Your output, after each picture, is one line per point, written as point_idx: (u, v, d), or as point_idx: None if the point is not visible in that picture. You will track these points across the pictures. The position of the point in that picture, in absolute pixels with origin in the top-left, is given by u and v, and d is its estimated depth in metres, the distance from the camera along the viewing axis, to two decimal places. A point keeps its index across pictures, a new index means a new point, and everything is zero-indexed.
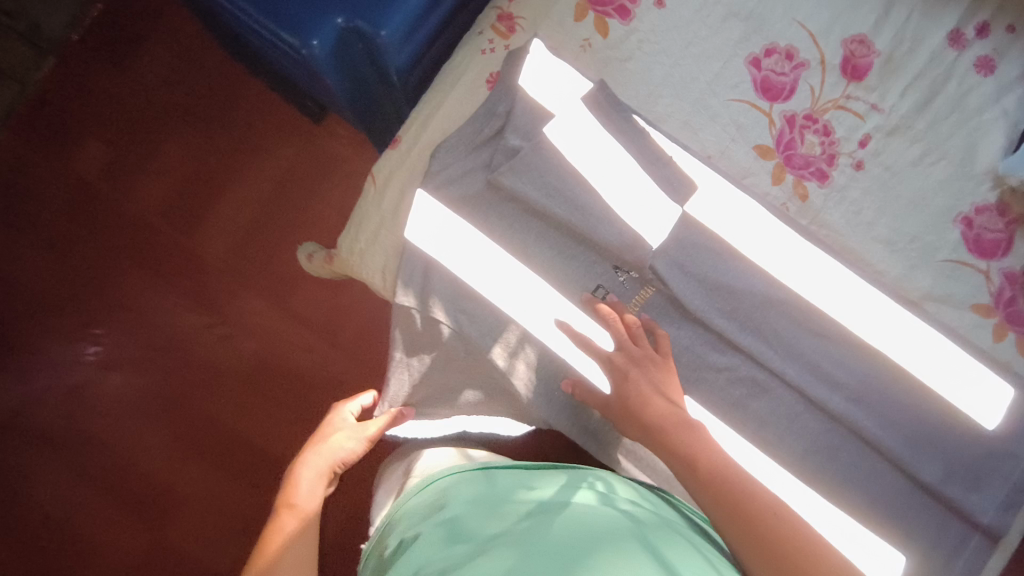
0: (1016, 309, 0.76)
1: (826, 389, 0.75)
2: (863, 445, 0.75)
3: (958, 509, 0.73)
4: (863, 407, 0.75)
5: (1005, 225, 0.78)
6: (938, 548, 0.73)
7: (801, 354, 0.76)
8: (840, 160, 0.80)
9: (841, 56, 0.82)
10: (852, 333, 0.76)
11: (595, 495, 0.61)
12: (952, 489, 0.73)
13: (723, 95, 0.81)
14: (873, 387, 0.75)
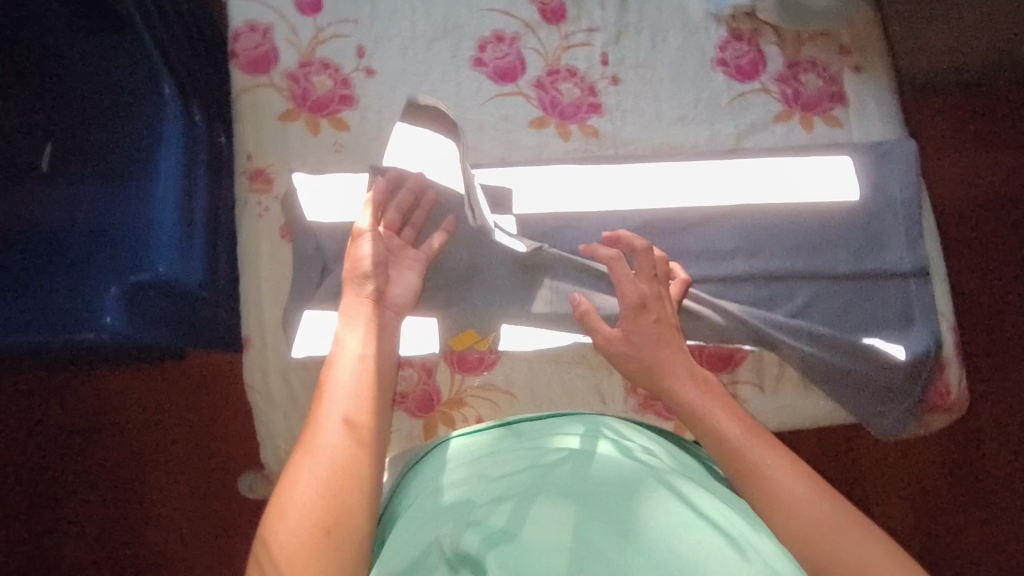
0: (803, 98, 0.85)
1: (729, 260, 0.80)
2: (789, 281, 0.80)
3: (886, 272, 0.80)
4: (765, 254, 0.80)
5: (748, 45, 0.86)
6: (898, 312, 0.79)
7: (687, 249, 0.80)
8: (598, 86, 0.85)
9: (536, 11, 0.86)
10: (714, 208, 0.81)
11: (614, 442, 0.57)
12: (871, 262, 0.80)
13: (475, 104, 0.84)
14: (759, 234, 0.80)
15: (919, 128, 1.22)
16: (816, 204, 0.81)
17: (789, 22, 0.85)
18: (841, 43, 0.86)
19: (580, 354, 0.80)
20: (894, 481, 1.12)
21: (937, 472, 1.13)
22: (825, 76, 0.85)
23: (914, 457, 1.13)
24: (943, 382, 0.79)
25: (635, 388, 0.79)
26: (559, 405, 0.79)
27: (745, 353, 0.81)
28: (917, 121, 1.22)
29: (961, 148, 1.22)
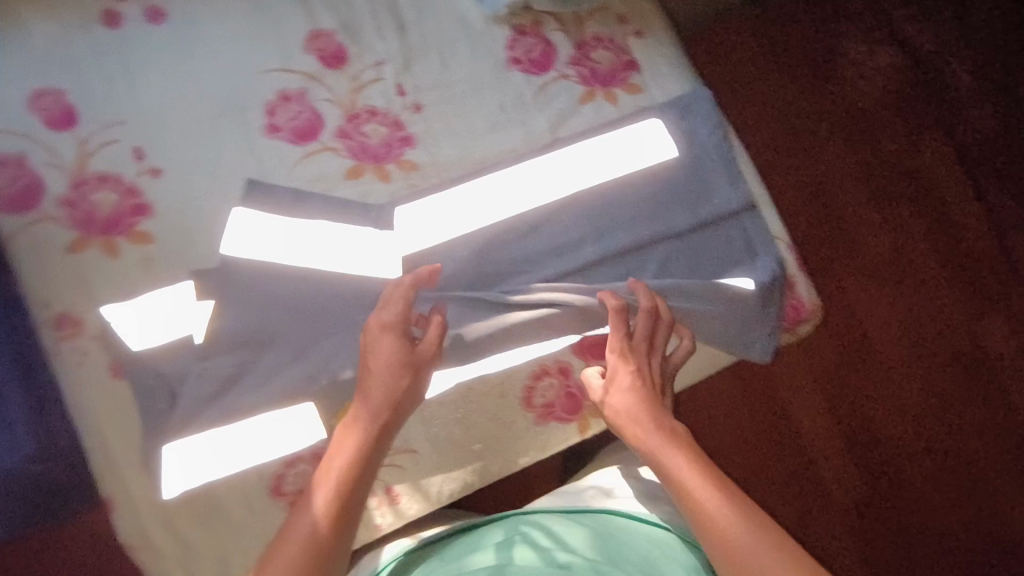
0: (600, 74, 0.87)
1: (580, 249, 0.81)
2: (639, 252, 0.82)
3: (722, 216, 0.84)
4: (610, 232, 0.82)
5: (534, 37, 0.86)
6: (741, 249, 0.84)
7: (538, 253, 0.80)
8: (402, 118, 0.82)
9: (315, 59, 0.81)
10: (550, 204, 0.82)
11: (532, 546, 0.67)
12: (707, 210, 0.84)
13: (282, 172, 0.79)
14: (599, 216, 0.82)
15: (728, 56, 1.30)
16: (641, 171, 0.84)
17: (565, 6, 0.86)
18: (618, 13, 0.88)
19: (471, 387, 0.80)
20: (796, 377, 1.27)
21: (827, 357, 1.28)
22: (614, 47, 0.87)
23: (806, 351, 1.28)
24: (796, 298, 0.86)
25: (531, 400, 0.81)
26: (466, 441, 0.81)
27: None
28: (724, 49, 1.30)
29: (768, 60, 1.30)
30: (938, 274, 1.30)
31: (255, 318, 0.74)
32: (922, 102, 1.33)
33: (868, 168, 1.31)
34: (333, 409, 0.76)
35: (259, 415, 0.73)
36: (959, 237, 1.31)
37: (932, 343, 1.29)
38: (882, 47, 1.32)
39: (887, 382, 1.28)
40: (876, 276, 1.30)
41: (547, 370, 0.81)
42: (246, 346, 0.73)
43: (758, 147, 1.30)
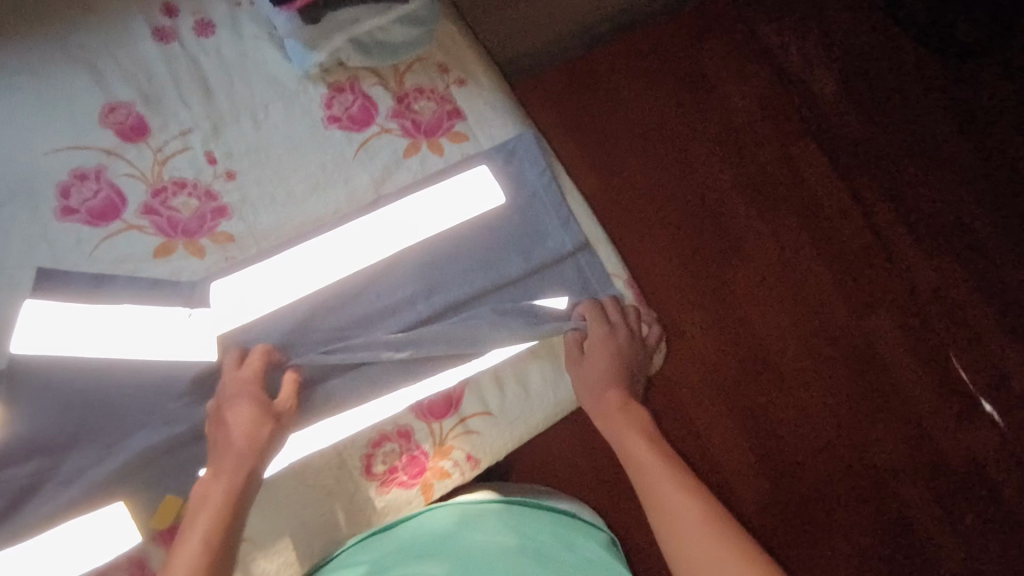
0: (423, 125, 0.85)
1: (412, 305, 0.79)
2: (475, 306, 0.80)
3: (555, 260, 0.84)
4: (442, 283, 0.80)
5: (352, 92, 0.83)
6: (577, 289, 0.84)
7: (367, 316, 0.78)
8: (214, 189, 0.78)
9: (113, 134, 0.77)
10: (376, 265, 0.79)
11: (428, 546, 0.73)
12: (541, 255, 0.83)
13: (81, 258, 0.74)
14: (430, 268, 0.80)
15: (598, 82, 1.38)
16: (470, 220, 0.83)
17: (382, 60, 0.84)
18: (439, 63, 0.87)
19: (305, 463, 0.76)
20: (693, 381, 1.30)
21: (726, 365, 1.30)
22: (436, 97, 0.86)
23: (704, 360, 1.30)
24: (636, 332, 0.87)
25: (372, 468, 0.79)
26: (311, 519, 0.77)
27: (464, 390, 0.82)
28: (597, 75, 1.38)
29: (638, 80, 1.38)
30: (827, 275, 1.33)
31: (51, 420, 0.68)
32: (791, 112, 1.38)
33: (745, 178, 1.36)
34: (147, 508, 0.71)
35: (63, 526, 0.68)
36: (844, 239, 1.34)
37: (828, 344, 1.31)
38: (746, 64, 1.39)
39: (787, 386, 1.30)
40: (765, 284, 1.33)
41: (386, 435, 0.79)
42: (44, 451, 0.68)
43: (634, 161, 1.36)
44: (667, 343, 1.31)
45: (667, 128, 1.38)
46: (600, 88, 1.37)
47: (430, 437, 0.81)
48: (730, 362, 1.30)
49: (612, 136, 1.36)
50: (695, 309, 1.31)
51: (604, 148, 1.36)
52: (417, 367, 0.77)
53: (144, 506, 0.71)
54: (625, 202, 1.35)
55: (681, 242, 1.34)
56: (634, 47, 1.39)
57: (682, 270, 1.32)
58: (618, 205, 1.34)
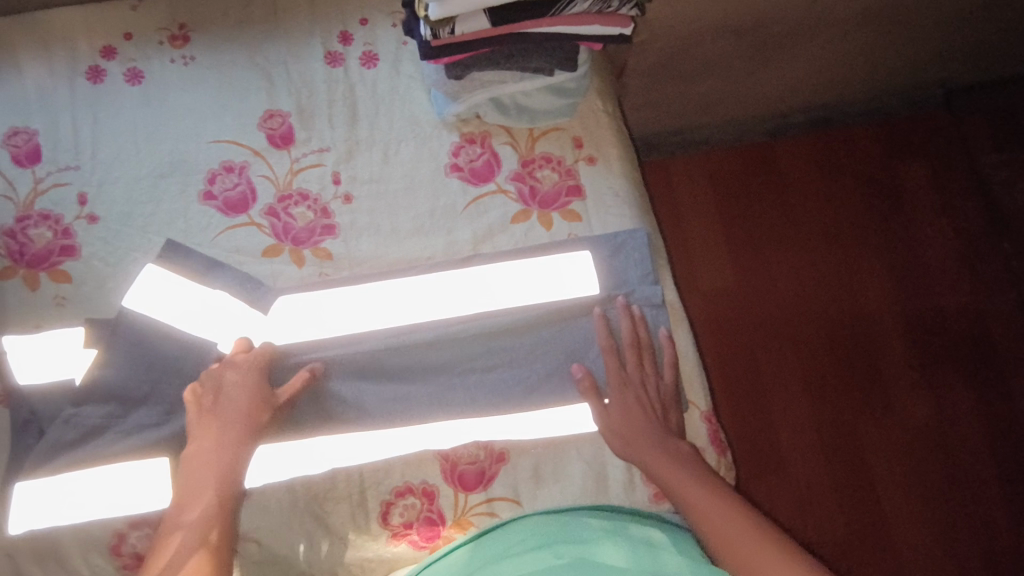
0: (540, 195, 0.83)
1: (460, 366, 0.78)
2: (526, 364, 0.78)
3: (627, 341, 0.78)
4: (501, 353, 0.78)
5: (482, 147, 0.85)
6: None
7: (430, 361, 0.78)
8: (331, 207, 0.83)
9: (264, 137, 0.85)
10: (448, 317, 0.78)
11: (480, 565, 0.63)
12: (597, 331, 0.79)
13: (204, 239, 0.81)
14: (494, 339, 0.78)
15: (781, 171, 1.32)
16: (555, 301, 0.79)
17: (518, 121, 0.85)
18: (574, 136, 0.86)
19: (328, 483, 0.75)
20: (798, 523, 1.17)
21: (839, 507, 1.18)
22: (560, 170, 0.84)
23: (816, 494, 1.18)
24: None
25: (388, 517, 0.75)
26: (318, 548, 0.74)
27: (505, 452, 0.77)
28: (779, 164, 1.32)
29: (820, 190, 1.32)
30: (981, 447, 1.21)
31: (133, 374, 0.76)
32: (982, 264, 1.29)
33: (914, 316, 1.27)
34: None
35: (108, 465, 0.73)
36: (1008, 414, 1.23)
37: (963, 523, 1.17)
38: (947, 199, 1.32)
39: (904, 553, 1.16)
40: (907, 435, 1.21)
41: (411, 489, 0.76)
42: (119, 401, 0.75)
43: (791, 269, 1.28)
44: (777, 471, 1.20)
45: (844, 236, 1.30)
46: (774, 186, 1.31)
47: (453, 507, 0.76)
48: (846, 504, 1.18)
49: (779, 229, 1.30)
50: (817, 445, 1.21)
51: (767, 240, 1.29)
52: (462, 412, 0.77)
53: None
54: (768, 307, 1.26)
55: (827, 360, 1.24)
56: (831, 145, 1.34)
57: (817, 392, 1.23)
58: (765, 300, 1.26)
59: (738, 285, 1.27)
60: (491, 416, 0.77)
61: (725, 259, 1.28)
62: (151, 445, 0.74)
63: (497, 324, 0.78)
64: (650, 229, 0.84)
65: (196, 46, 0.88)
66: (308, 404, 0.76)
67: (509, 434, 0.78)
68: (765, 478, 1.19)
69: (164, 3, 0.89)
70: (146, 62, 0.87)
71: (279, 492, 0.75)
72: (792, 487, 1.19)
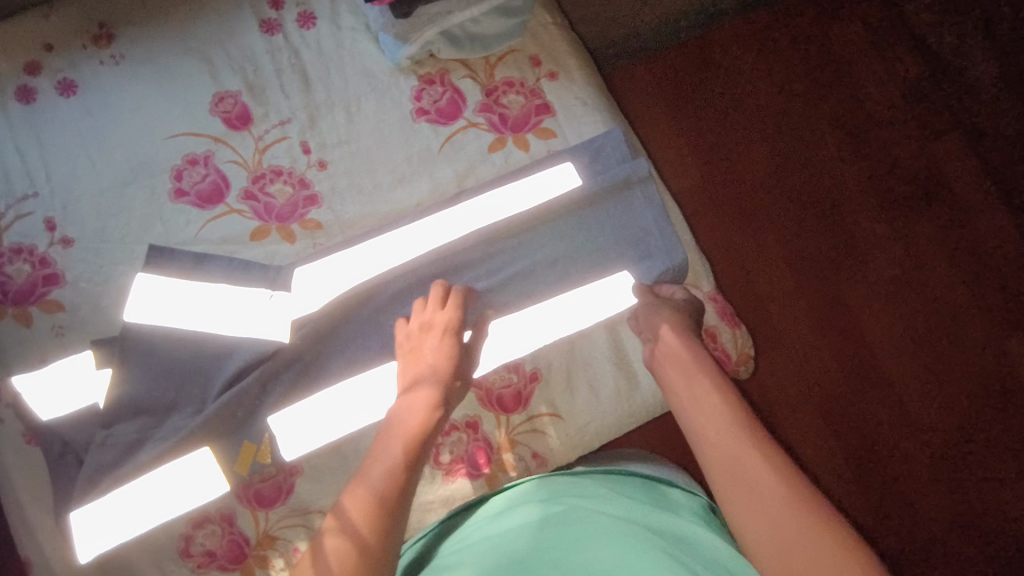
0: (510, 120, 0.83)
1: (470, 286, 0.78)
2: (536, 281, 0.78)
3: (630, 218, 0.80)
4: (500, 266, 0.78)
5: (442, 86, 0.84)
6: (659, 246, 0.80)
7: None
8: (307, 177, 0.82)
9: (222, 121, 0.82)
10: (447, 242, 0.79)
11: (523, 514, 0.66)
12: (595, 222, 0.80)
13: (191, 236, 0.80)
14: (493, 249, 0.78)
15: (730, 58, 1.32)
16: (550, 202, 0.80)
17: (473, 52, 0.83)
18: (530, 55, 0.85)
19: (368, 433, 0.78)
20: (802, 385, 1.19)
21: (846, 368, 1.20)
22: (525, 91, 0.84)
23: (822, 360, 1.20)
24: (719, 348, 0.82)
25: (439, 457, 0.77)
26: None
27: (536, 371, 0.79)
28: (723, 50, 1.32)
29: (763, 66, 1.32)
30: (961, 281, 1.24)
31: (154, 383, 0.75)
32: (934, 103, 1.31)
33: (876, 168, 1.29)
34: (229, 455, 0.75)
35: (155, 472, 0.73)
36: (992, 249, 1.26)
37: (962, 360, 1.20)
38: (890, 47, 1.33)
39: (908, 397, 1.19)
40: (896, 288, 1.23)
41: (455, 425, 0.78)
42: (148, 412, 0.75)
43: (750, 148, 1.29)
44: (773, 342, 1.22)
45: (804, 112, 1.31)
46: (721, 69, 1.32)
47: (498, 428, 0.79)
48: (864, 365, 1.20)
49: (741, 117, 1.30)
50: (810, 309, 1.22)
51: (729, 129, 1.30)
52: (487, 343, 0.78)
53: (227, 455, 0.75)
54: (736, 187, 1.27)
55: (815, 234, 1.26)
56: (768, 20, 1.34)
57: (798, 259, 1.24)
58: (744, 189, 1.27)
59: (715, 178, 1.27)
60: (518, 338, 0.78)
61: (694, 156, 1.29)
62: (193, 446, 0.74)
63: (495, 245, 0.78)
64: (623, 128, 0.85)
65: (124, 43, 0.84)
66: (338, 344, 0.78)
67: (537, 352, 0.80)
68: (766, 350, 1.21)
69: (77, 6, 0.84)
70: (77, 71, 0.83)
71: (327, 456, 0.77)
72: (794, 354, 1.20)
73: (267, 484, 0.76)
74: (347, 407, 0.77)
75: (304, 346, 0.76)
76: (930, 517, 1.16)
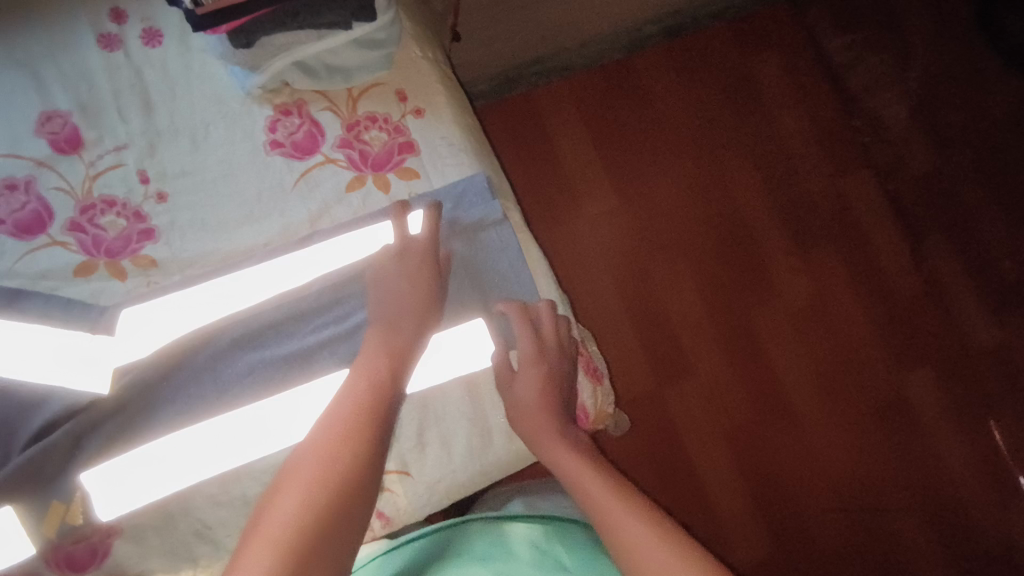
0: (371, 157, 0.79)
1: (316, 332, 0.74)
2: None
3: (490, 267, 0.77)
4: (350, 314, 0.74)
5: (299, 118, 0.78)
6: (518, 296, 0.77)
7: (288, 340, 0.74)
8: (144, 210, 0.76)
9: (47, 144, 0.75)
10: (296, 287, 0.75)
11: None
12: (452, 269, 0.76)
13: (6, 268, 0.72)
14: (342, 292, 0.74)
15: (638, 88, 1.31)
16: None
17: (333, 82, 0.78)
18: (397, 89, 0.80)
19: (193, 492, 0.72)
20: (699, 417, 1.22)
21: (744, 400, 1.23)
22: (389, 128, 0.79)
23: (720, 393, 1.23)
24: (579, 405, 0.78)
25: None
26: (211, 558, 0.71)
27: None
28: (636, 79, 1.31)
29: (677, 95, 1.31)
30: (860, 315, 1.26)
31: None
32: (844, 138, 1.32)
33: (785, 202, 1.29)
34: (36, 514, 0.68)
35: None
36: (888, 286, 1.27)
37: (857, 394, 1.23)
38: (802, 80, 1.33)
39: (802, 429, 1.22)
40: (796, 323, 1.26)
41: None
42: None
43: (660, 180, 1.29)
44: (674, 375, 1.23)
45: (715, 144, 1.31)
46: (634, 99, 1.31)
47: None
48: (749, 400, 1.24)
49: (648, 148, 1.30)
50: (711, 343, 1.25)
51: (640, 159, 1.30)
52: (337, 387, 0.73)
53: (33, 514, 0.68)
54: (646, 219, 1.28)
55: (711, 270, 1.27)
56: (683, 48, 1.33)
57: (703, 292, 1.26)
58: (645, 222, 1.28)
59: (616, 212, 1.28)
60: None
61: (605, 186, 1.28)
62: None
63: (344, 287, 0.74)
64: (490, 172, 0.82)
65: None
66: (167, 395, 0.72)
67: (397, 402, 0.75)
68: (667, 383, 1.23)
69: None
70: None
71: (150, 515, 0.71)
72: (693, 386, 1.23)
73: (80, 546, 0.70)
74: (170, 463, 0.71)
75: (127, 397, 0.70)
76: (820, 545, 1.19)
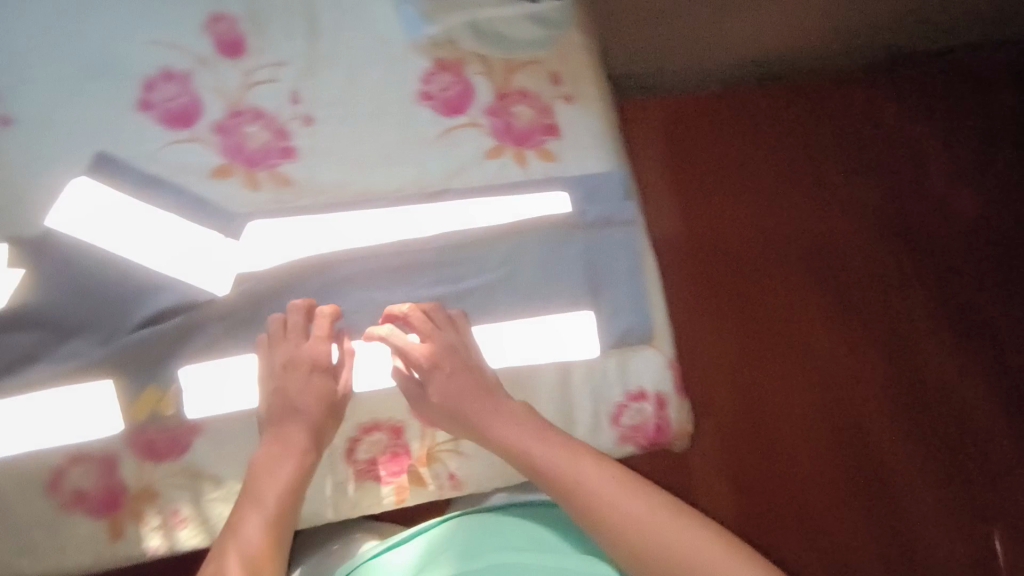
0: (516, 130, 0.80)
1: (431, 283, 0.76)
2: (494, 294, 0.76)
3: (606, 263, 0.78)
4: (468, 274, 0.76)
5: (455, 77, 0.79)
6: (628, 298, 0.78)
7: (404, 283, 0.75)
8: (288, 128, 0.77)
9: (211, 43, 0.76)
10: (419, 237, 0.76)
11: None
12: (570, 258, 0.78)
13: (146, 152, 0.73)
14: (462, 252, 0.76)
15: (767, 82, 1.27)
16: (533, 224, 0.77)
17: (495, 51, 0.81)
18: (552, 71, 0.82)
19: None
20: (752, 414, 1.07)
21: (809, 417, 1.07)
22: (538, 106, 0.80)
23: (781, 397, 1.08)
24: (663, 418, 0.78)
25: (353, 454, 0.74)
26: None
27: None
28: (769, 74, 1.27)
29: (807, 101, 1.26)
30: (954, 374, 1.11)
31: (67, 298, 0.69)
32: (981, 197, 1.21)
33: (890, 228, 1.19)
34: (130, 394, 0.69)
35: (38, 391, 0.67)
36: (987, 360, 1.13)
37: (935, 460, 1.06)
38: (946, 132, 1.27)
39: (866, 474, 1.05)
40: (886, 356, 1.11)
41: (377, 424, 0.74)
42: (51, 328, 0.68)
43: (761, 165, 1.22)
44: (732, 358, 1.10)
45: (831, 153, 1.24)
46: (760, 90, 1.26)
47: (421, 441, 0.75)
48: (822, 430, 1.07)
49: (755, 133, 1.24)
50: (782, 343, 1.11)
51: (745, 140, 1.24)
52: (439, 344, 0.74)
53: (128, 395, 0.69)
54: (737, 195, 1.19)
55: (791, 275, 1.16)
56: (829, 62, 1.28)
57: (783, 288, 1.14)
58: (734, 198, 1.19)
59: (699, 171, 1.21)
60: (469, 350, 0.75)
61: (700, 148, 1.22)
62: (89, 376, 0.68)
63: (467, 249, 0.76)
64: (624, 172, 0.82)
65: None
66: (278, 311, 0.73)
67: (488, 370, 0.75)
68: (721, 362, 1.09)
69: None
70: None
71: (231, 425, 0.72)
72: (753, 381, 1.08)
73: (163, 436, 0.70)
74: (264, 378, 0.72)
75: (242, 302, 0.72)
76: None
